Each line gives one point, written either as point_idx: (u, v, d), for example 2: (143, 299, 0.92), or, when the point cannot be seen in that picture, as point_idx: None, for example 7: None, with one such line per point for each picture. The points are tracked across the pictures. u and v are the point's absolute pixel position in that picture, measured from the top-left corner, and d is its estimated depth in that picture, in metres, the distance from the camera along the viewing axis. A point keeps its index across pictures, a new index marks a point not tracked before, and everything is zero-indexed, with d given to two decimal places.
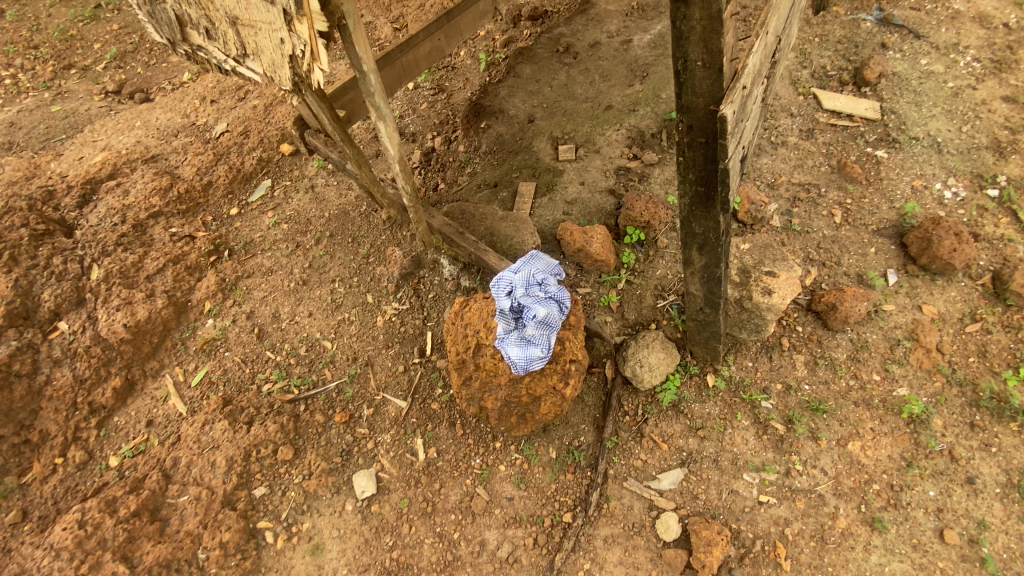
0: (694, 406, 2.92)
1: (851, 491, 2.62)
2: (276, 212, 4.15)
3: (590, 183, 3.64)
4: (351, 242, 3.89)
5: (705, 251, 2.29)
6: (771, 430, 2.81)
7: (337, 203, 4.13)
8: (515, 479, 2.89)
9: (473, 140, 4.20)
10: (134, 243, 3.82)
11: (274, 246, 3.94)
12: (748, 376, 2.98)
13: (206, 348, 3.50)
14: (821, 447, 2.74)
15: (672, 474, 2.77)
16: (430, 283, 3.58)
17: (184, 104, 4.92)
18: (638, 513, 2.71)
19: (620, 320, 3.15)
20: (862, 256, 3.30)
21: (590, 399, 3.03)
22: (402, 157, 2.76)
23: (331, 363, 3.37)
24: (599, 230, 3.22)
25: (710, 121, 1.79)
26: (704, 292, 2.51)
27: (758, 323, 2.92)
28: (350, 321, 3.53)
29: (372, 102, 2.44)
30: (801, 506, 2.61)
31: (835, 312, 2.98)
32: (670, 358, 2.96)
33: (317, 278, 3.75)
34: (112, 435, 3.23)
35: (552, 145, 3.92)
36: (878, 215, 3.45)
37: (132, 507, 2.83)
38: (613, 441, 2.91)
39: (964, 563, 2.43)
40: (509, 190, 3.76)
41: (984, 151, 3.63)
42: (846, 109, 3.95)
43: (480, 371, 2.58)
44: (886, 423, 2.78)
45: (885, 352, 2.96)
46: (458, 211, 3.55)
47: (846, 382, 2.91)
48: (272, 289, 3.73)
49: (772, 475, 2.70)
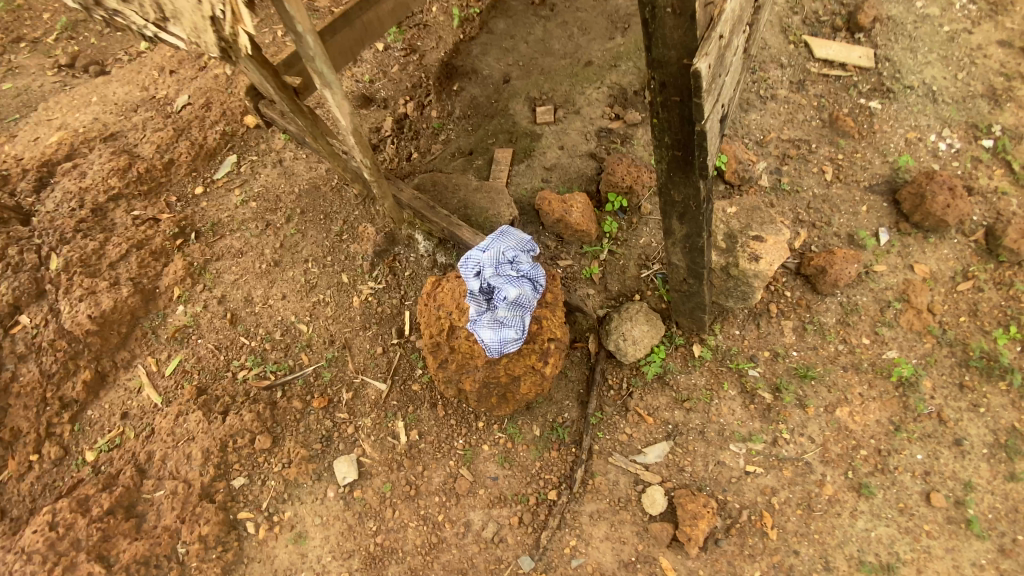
0: (680, 377, 2.84)
1: (839, 458, 2.59)
2: (243, 188, 3.94)
3: (570, 147, 3.44)
4: (323, 218, 3.71)
5: (686, 220, 2.13)
6: (758, 399, 2.74)
7: (306, 177, 3.92)
8: (499, 458, 2.81)
9: (446, 104, 3.94)
10: (95, 228, 3.63)
11: (243, 226, 3.76)
12: (736, 345, 2.88)
13: (178, 335, 3.38)
14: (809, 415, 2.69)
15: (657, 447, 2.72)
16: (405, 260, 3.44)
17: (142, 75, 4.56)
18: (623, 487, 2.66)
19: (603, 293, 3.02)
20: (853, 215, 3.17)
21: (574, 374, 2.92)
22: (357, 128, 2.54)
23: (308, 347, 3.28)
24: (579, 198, 3.03)
25: (684, 76, 1.60)
26: (686, 263, 2.36)
27: (744, 290, 2.78)
28: (325, 303, 3.40)
29: (314, 68, 2.20)
30: (788, 474, 2.58)
31: (824, 276, 2.87)
32: (655, 330, 2.85)
33: (290, 258, 3.59)
34: (86, 430, 3.16)
35: (529, 107, 3.69)
36: (871, 170, 3.31)
37: (105, 505, 2.77)
38: (598, 417, 2.83)
39: (949, 524, 2.44)
40: (485, 157, 3.56)
41: (978, 100, 3.51)
42: (839, 58, 3.72)
43: (456, 353, 2.45)
44: (875, 387, 2.72)
45: (876, 316, 2.88)
46: (430, 183, 3.36)
47: (835, 347, 2.83)
48: (244, 271, 3.58)
49: (758, 445, 2.65)
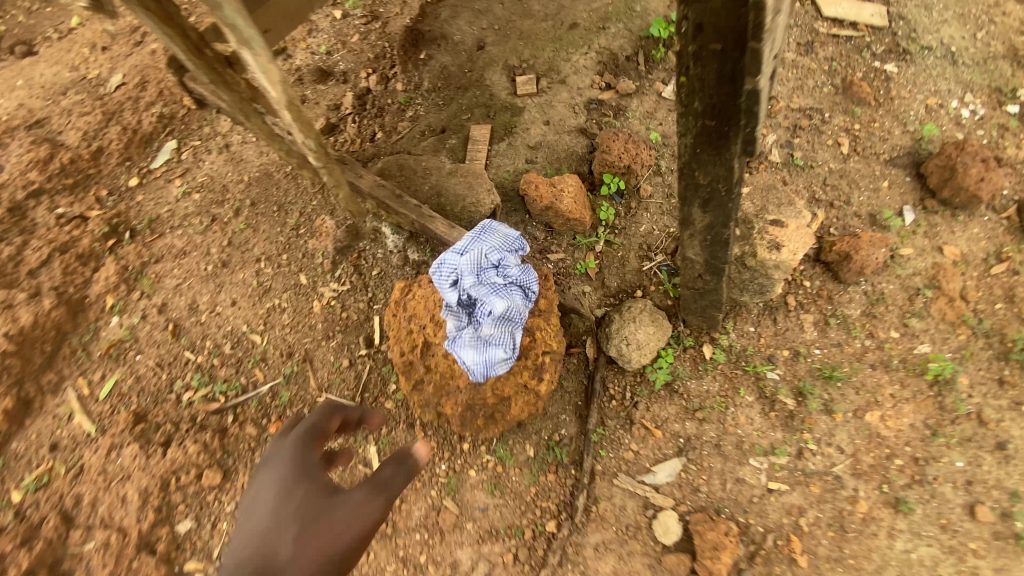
0: (691, 384, 2.49)
1: (871, 470, 2.31)
2: (185, 178, 3.39)
3: (556, 122, 3.02)
4: (276, 211, 3.22)
5: (710, 208, 1.75)
6: (779, 405, 2.43)
7: (257, 163, 3.40)
8: (488, 486, 2.43)
9: (412, 76, 3.41)
10: (12, 231, 3.16)
11: (186, 222, 3.23)
12: (751, 344, 2.55)
13: (113, 352, 2.90)
14: (837, 422, 2.38)
15: (668, 465, 2.39)
16: (371, 258, 3.01)
17: (72, 53, 3.90)
18: (631, 513, 2.32)
19: (601, 290, 2.65)
20: (874, 192, 2.84)
21: (571, 384, 2.56)
22: (290, 100, 2.08)
23: (262, 362, 2.84)
24: (570, 180, 2.64)
25: (729, 15, 1.19)
26: (704, 258, 1.99)
27: (761, 283, 2.43)
28: (280, 309, 2.95)
29: (224, 19, 1.75)
30: (817, 491, 2.29)
31: (849, 263, 2.54)
32: (662, 332, 2.48)
33: (239, 258, 3.11)
34: (11, 465, 2.68)
35: (508, 77, 3.24)
36: (891, 141, 2.97)
37: (24, 565, 2.40)
38: (599, 433, 2.47)
39: (997, 541, 2.17)
40: (459, 135, 3.12)
41: (1001, 61, 3.19)
42: (849, 17, 3.35)
43: (433, 373, 2.09)
44: (907, 387, 2.43)
45: (904, 305, 2.57)
46: (395, 168, 2.88)
47: (861, 343, 2.52)
48: (187, 275, 3.09)
49: (782, 459, 2.35)
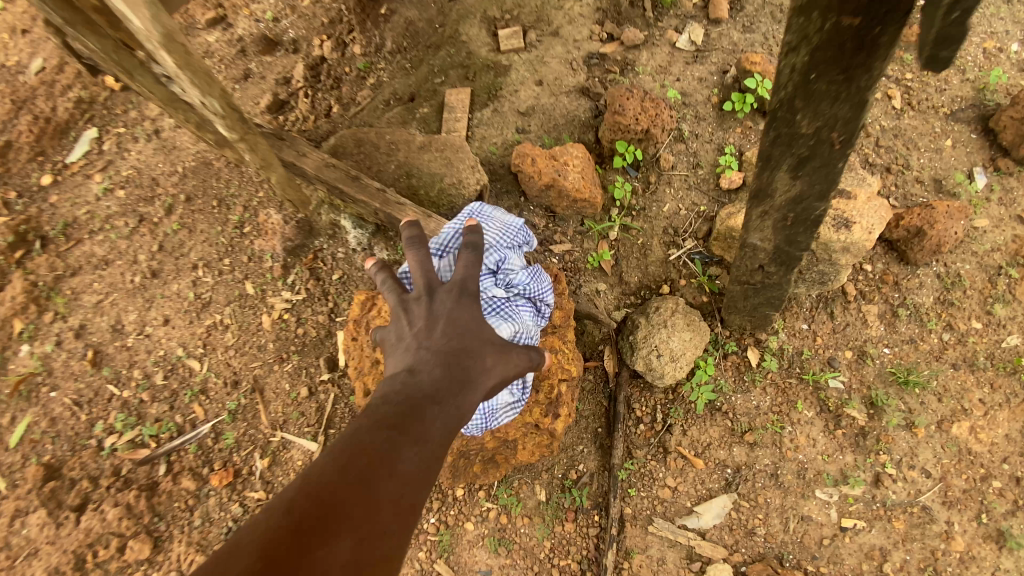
0: (737, 400, 2.00)
1: (966, 496, 1.87)
2: (107, 172, 2.61)
3: (550, 82, 2.47)
4: (214, 206, 2.51)
5: (805, 171, 1.33)
6: (847, 421, 1.96)
7: (195, 151, 2.63)
8: (490, 542, 1.95)
9: (371, 35, 2.78)
10: None
11: (107, 225, 2.50)
12: (807, 346, 2.05)
13: (22, 389, 2.28)
14: (919, 438, 1.92)
15: (716, 504, 1.92)
16: (331, 259, 2.45)
17: None
18: (672, 567, 1.89)
19: (617, 287, 2.16)
20: (936, 153, 2.36)
21: (587, 407, 2.08)
22: (170, 31, 1.51)
23: (201, 395, 2.28)
24: (574, 151, 2.10)
25: None
26: (776, 240, 1.57)
27: (822, 270, 1.93)
28: (222, 327, 2.36)
29: None
30: (901, 528, 1.85)
31: (922, 240, 2.03)
32: (698, 338, 1.98)
33: (173, 265, 2.44)
34: None
35: (488, 31, 2.64)
36: (949, 93, 2.47)
37: None
38: (626, 468, 1.99)
39: None
40: (432, 104, 2.56)
41: None
42: None
43: None
44: (998, 391, 1.98)
45: (984, 290, 2.11)
46: (351, 144, 2.29)
47: (939, 338, 2.05)
48: (110, 289, 2.42)
49: (857, 489, 1.89)
